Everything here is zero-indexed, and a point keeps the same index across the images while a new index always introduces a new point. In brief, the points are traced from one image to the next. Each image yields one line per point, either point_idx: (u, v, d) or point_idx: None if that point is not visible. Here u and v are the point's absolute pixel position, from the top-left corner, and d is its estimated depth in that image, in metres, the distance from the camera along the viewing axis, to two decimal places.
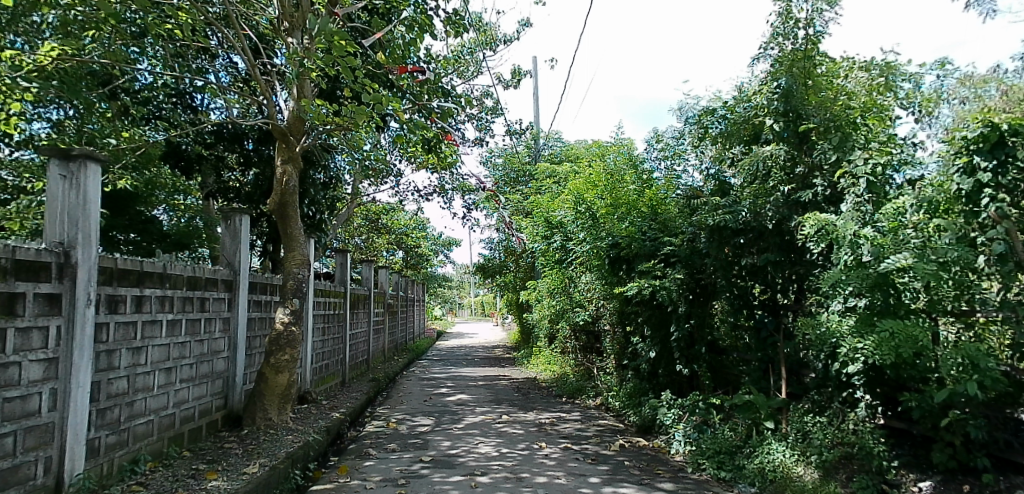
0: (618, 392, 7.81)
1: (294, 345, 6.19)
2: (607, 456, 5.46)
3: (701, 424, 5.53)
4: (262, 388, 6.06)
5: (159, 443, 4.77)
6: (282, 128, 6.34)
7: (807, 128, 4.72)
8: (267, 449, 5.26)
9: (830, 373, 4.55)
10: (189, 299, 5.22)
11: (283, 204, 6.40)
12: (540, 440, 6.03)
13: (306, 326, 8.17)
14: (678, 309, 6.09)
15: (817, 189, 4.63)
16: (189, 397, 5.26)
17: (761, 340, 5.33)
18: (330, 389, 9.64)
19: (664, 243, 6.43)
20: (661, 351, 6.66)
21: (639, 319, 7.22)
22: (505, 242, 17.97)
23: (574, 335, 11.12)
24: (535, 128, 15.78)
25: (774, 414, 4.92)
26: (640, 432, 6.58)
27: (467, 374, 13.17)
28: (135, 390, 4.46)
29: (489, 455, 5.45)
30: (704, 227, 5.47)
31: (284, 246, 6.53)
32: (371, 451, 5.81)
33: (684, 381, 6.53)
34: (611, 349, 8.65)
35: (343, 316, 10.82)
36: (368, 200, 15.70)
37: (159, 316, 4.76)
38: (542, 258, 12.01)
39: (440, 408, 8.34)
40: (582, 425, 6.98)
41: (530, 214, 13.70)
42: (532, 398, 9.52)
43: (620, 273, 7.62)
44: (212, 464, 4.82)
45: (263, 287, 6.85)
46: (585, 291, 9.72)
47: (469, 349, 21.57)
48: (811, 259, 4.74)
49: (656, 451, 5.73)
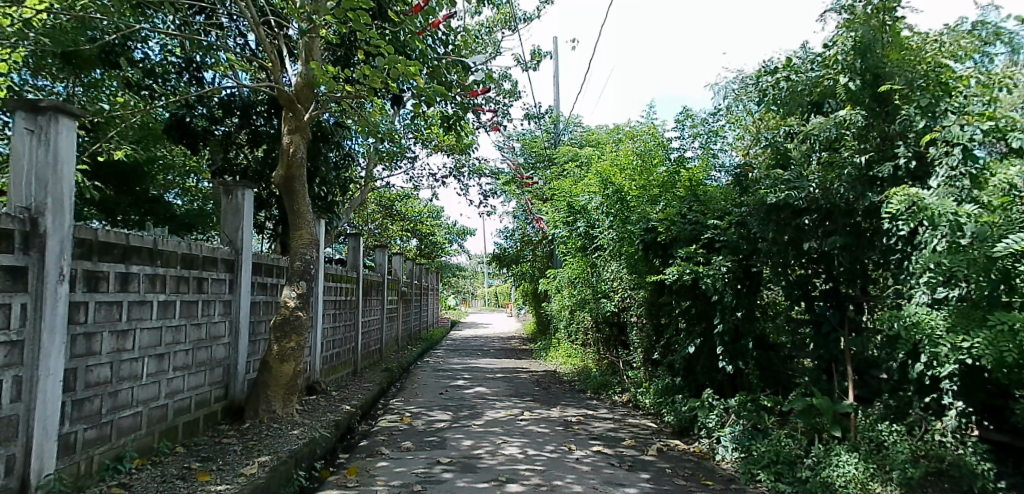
0: (649, 388, 7.26)
1: (301, 332, 5.68)
2: (646, 463, 4.92)
3: (751, 429, 4.99)
4: (266, 377, 5.56)
5: (148, 438, 4.27)
6: (289, 94, 5.79)
7: (889, 90, 4.08)
8: (269, 446, 4.74)
9: (911, 375, 3.96)
10: (184, 279, 4.73)
11: (289, 178, 5.85)
12: (569, 442, 5.51)
13: (316, 311, 7.71)
14: (723, 300, 5.52)
15: (899, 161, 3.97)
16: (185, 387, 4.77)
17: (822, 335, 4.74)
18: (341, 379, 9.19)
19: (708, 227, 5.84)
20: (701, 346, 6.10)
21: (675, 311, 6.66)
22: (521, 230, 17.42)
23: (597, 326, 10.56)
24: (555, 111, 15.15)
25: (840, 421, 4.35)
26: (677, 434, 6.05)
27: (484, 366, 12.68)
28: (120, 378, 3.96)
29: (515, 458, 4.92)
30: (759, 207, 4.85)
31: (291, 224, 5.99)
32: (384, 449, 5.28)
33: (726, 379, 5.98)
34: (639, 341, 8.10)
35: (355, 303, 10.36)
36: (381, 185, 15.23)
37: (149, 296, 4.27)
38: (563, 246, 11.43)
39: (457, 402, 7.84)
40: (614, 424, 6.46)
41: (549, 200, 13.14)
42: (554, 392, 9.00)
43: (653, 261, 7.05)
44: (207, 462, 4.30)
45: (269, 270, 6.38)
46: (611, 281, 9.13)
47: (485, 339, 21.13)
48: (889, 244, 4.13)
49: (700, 458, 5.19)
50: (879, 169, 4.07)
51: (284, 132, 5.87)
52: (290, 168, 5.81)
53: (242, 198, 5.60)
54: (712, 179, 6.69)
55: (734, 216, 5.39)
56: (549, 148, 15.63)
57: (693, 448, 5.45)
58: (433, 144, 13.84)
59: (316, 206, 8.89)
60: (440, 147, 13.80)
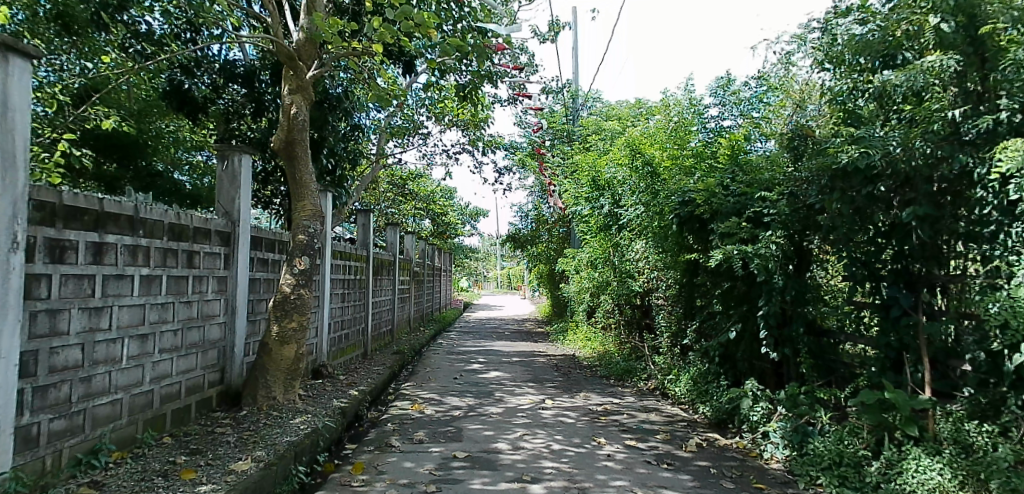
0: (680, 376, 6.74)
1: (303, 311, 5.19)
2: (685, 461, 4.39)
3: (804, 424, 4.44)
4: (265, 360, 5.06)
5: (129, 428, 3.80)
6: (289, 49, 5.23)
7: (991, 29, 3.45)
8: (266, 438, 4.25)
9: (1009, 367, 3.37)
10: (172, 252, 4.25)
11: (290, 143, 5.30)
12: (598, 435, 5.00)
13: (324, 291, 7.25)
14: (771, 280, 4.96)
15: (999, 115, 3.39)
16: (173, 372, 4.30)
17: (890, 319, 4.15)
18: (350, 362, 8.77)
19: (753, 199, 5.25)
20: (741, 331, 5.55)
21: (712, 293, 6.11)
22: (538, 210, 16.84)
23: (619, 308, 10.03)
24: (573, 84, 14.47)
25: (916, 418, 3.77)
26: (714, 427, 5.52)
27: (500, 349, 12.21)
28: (94, 362, 3.48)
29: (539, 454, 4.41)
30: (823, 173, 4.24)
31: (292, 194, 5.45)
32: (394, 442, 4.77)
33: (771, 367, 5.42)
34: (669, 325, 7.55)
35: (365, 282, 9.87)
36: (394, 162, 14.71)
37: (129, 270, 3.79)
38: (584, 225, 10.86)
39: (473, 388, 7.35)
40: (644, 415, 5.96)
41: (569, 178, 12.54)
42: (574, 378, 8.49)
43: (686, 239, 6.48)
44: (195, 455, 3.82)
45: (270, 245, 5.90)
46: (638, 261, 8.57)
47: (499, 321, 20.71)
48: (984, 213, 3.51)
49: (745, 456, 4.65)
50: (972, 125, 3.51)
51: (284, 93, 5.32)
52: (291, 132, 5.26)
53: (239, 164, 5.11)
54: (756, 148, 6.06)
55: (787, 186, 4.81)
56: (568, 124, 14.97)
57: (736, 444, 4.91)
58: (447, 120, 13.27)
59: (324, 180, 8.37)
60: (454, 122, 13.22)
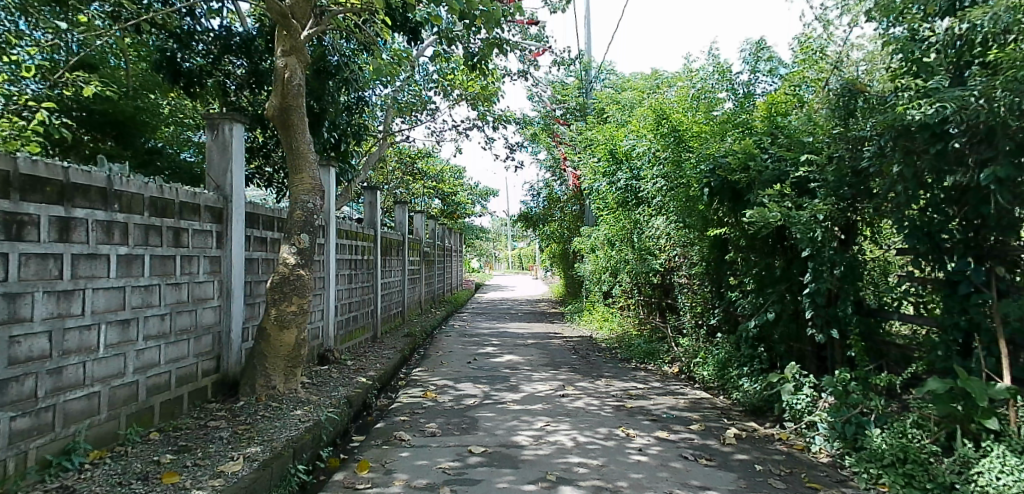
0: (709, 359, 6.31)
1: (303, 294, 4.76)
2: (726, 455, 3.95)
3: (858, 414, 3.99)
4: (264, 347, 4.66)
5: (110, 424, 3.42)
6: (281, 6, 4.74)
7: None
8: (263, 432, 3.86)
9: None
10: (155, 229, 3.85)
11: (285, 110, 4.85)
12: (625, 425, 4.59)
13: (329, 272, 6.86)
14: (816, 255, 4.48)
15: None
16: (161, 361, 3.91)
17: (958, 296, 3.68)
18: (359, 346, 8.42)
19: (796, 165, 4.76)
20: (779, 312, 5.10)
21: (745, 270, 5.65)
22: (550, 188, 16.35)
23: (638, 288, 9.59)
24: (586, 55, 13.85)
25: (995, 408, 3.31)
26: (750, 416, 5.09)
27: (514, 331, 11.84)
28: (64, 352, 3.10)
29: (565, 448, 4.01)
30: (886, 131, 3.73)
31: (289, 167, 5.01)
32: (404, 434, 4.38)
33: (812, 350, 4.97)
34: (696, 305, 7.13)
35: (374, 263, 9.48)
36: (402, 140, 14.22)
37: (104, 249, 3.38)
38: (600, 201, 10.39)
39: (487, 373, 6.96)
40: (672, 401, 5.55)
41: (583, 153, 12.02)
42: (593, 361, 8.09)
43: (716, 212, 6.01)
44: (182, 454, 3.43)
45: (269, 223, 5.49)
46: (660, 237, 8.10)
47: (511, 302, 20.35)
48: None
49: (789, 449, 4.21)
50: None
51: (277, 55, 4.87)
52: (285, 97, 4.81)
53: (230, 134, 4.70)
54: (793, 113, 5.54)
55: (836, 148, 4.32)
56: (581, 98, 14.41)
57: (778, 435, 4.46)
58: (456, 95, 12.77)
59: (328, 155, 7.96)
60: (463, 97, 12.72)
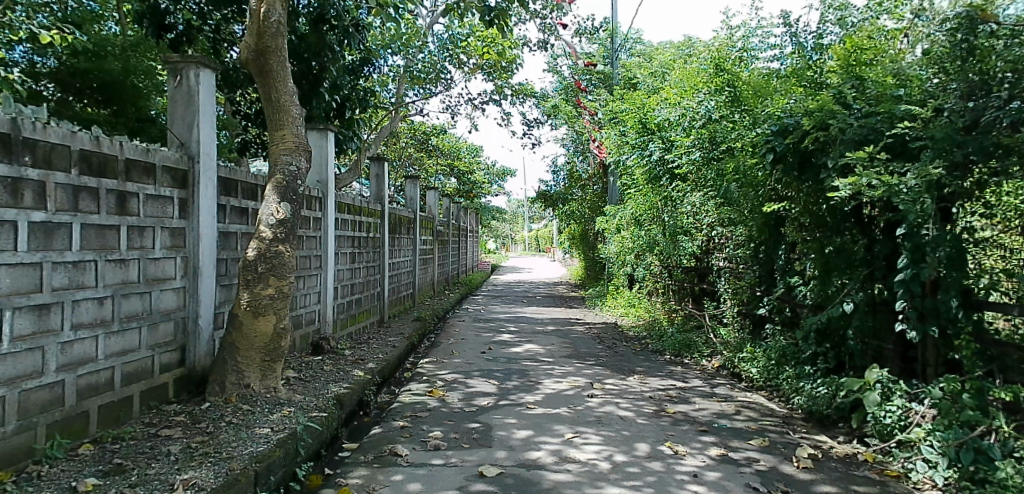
0: (759, 354, 5.46)
1: (282, 274, 3.98)
2: (804, 485, 3.12)
3: (976, 437, 3.10)
4: (235, 337, 3.89)
5: (20, 437, 2.67)
6: None
7: None
8: (222, 447, 3.09)
9: None
10: (89, 191, 3.06)
11: (262, 53, 4.02)
12: (670, 440, 3.77)
13: (327, 250, 6.12)
14: (916, 232, 3.59)
15: None
16: (101, 356, 3.15)
17: None
18: (362, 331, 7.70)
19: (888, 123, 3.84)
20: (857, 303, 4.21)
21: (810, 253, 4.76)
22: (571, 165, 15.43)
23: (670, 271, 8.73)
24: (612, 22, 12.82)
25: None
26: (816, 426, 4.24)
27: (532, 316, 11.05)
28: None
29: (598, 470, 3.22)
30: None
31: (267, 122, 4.20)
32: (400, 447, 3.60)
33: (895, 350, 4.09)
34: (740, 291, 6.26)
35: (380, 241, 8.68)
36: (415, 114, 13.34)
37: (8, 214, 2.62)
38: (628, 178, 9.47)
39: (502, 366, 6.17)
40: (721, 406, 4.71)
41: (608, 126, 11.06)
42: (621, 353, 7.29)
43: (773, 183, 5.06)
44: (111, 478, 2.68)
45: (250, 191, 4.70)
46: (698, 215, 7.22)
47: (528, 285, 19.58)
48: None
49: (880, 475, 3.35)
50: None
51: None
52: (261, 37, 3.99)
53: (197, 81, 3.92)
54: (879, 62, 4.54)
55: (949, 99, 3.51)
56: (605, 69, 13.42)
57: (862, 455, 3.61)
58: (472, 64, 11.84)
59: (330, 122, 7.14)
60: (478, 67, 11.79)
